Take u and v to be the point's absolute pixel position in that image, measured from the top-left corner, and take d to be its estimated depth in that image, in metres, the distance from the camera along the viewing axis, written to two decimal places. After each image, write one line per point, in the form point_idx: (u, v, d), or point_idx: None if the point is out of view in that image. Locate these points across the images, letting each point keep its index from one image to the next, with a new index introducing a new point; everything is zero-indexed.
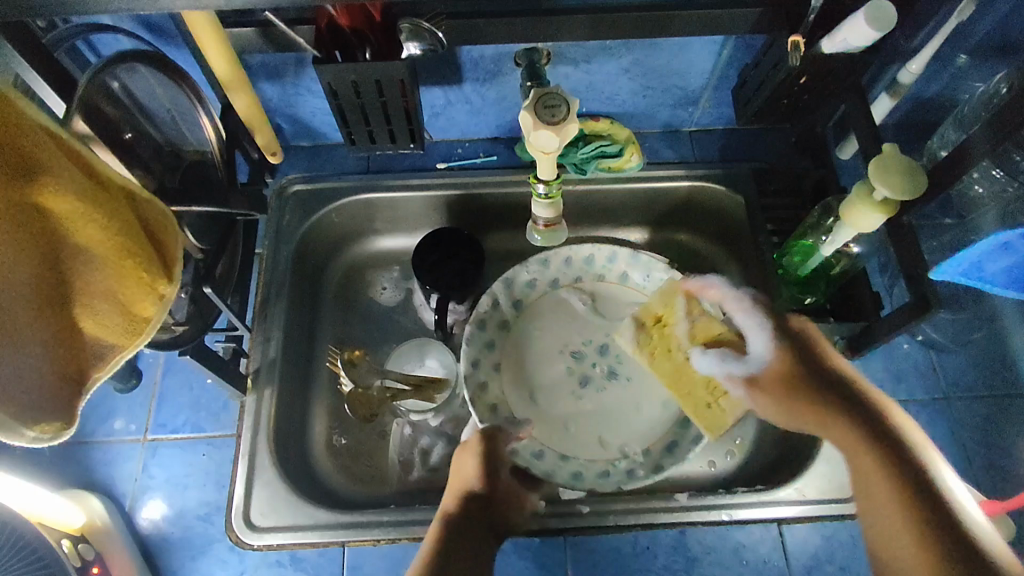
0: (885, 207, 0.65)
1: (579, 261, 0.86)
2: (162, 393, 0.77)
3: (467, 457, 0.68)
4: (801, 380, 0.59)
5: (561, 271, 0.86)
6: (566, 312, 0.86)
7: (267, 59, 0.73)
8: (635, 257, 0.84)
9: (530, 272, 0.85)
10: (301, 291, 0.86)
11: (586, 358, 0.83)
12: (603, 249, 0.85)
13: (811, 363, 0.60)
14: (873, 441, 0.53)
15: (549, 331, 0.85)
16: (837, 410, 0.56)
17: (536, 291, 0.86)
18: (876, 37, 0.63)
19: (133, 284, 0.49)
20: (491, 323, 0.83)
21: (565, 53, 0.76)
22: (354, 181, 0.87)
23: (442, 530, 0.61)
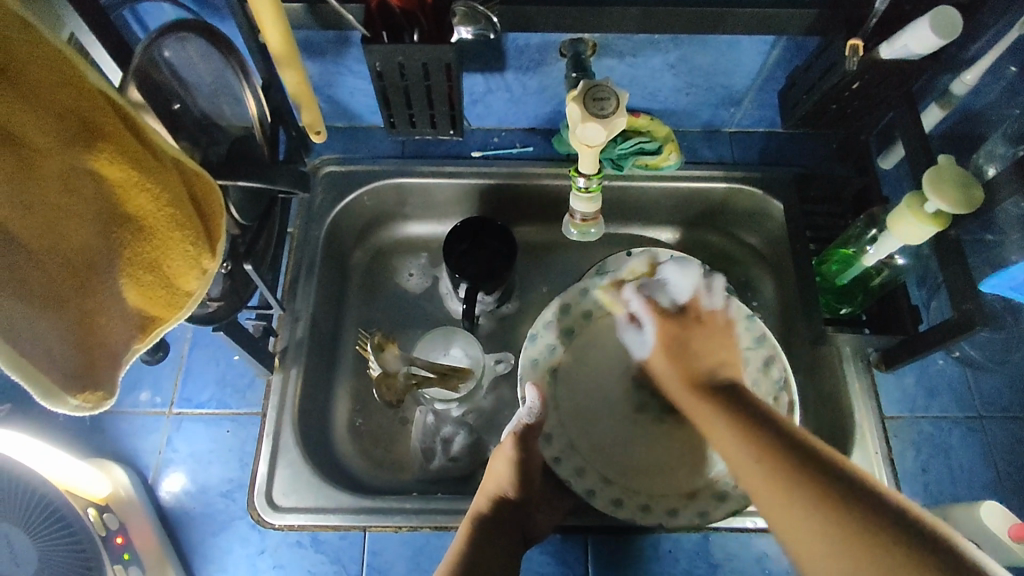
0: (937, 218, 0.63)
1: None
2: (189, 367, 0.77)
3: (501, 463, 0.68)
4: (674, 368, 0.69)
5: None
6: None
7: (310, 37, 0.73)
8: None
9: (603, 286, 0.80)
10: (330, 274, 0.86)
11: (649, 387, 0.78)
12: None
13: (682, 354, 0.70)
14: (755, 429, 0.59)
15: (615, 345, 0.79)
16: (715, 399, 0.64)
17: (609, 308, 0.80)
18: (937, 46, 0.62)
19: (180, 256, 0.50)
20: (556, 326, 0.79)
21: (612, 46, 0.75)
22: (388, 165, 0.87)
23: (472, 529, 0.65)
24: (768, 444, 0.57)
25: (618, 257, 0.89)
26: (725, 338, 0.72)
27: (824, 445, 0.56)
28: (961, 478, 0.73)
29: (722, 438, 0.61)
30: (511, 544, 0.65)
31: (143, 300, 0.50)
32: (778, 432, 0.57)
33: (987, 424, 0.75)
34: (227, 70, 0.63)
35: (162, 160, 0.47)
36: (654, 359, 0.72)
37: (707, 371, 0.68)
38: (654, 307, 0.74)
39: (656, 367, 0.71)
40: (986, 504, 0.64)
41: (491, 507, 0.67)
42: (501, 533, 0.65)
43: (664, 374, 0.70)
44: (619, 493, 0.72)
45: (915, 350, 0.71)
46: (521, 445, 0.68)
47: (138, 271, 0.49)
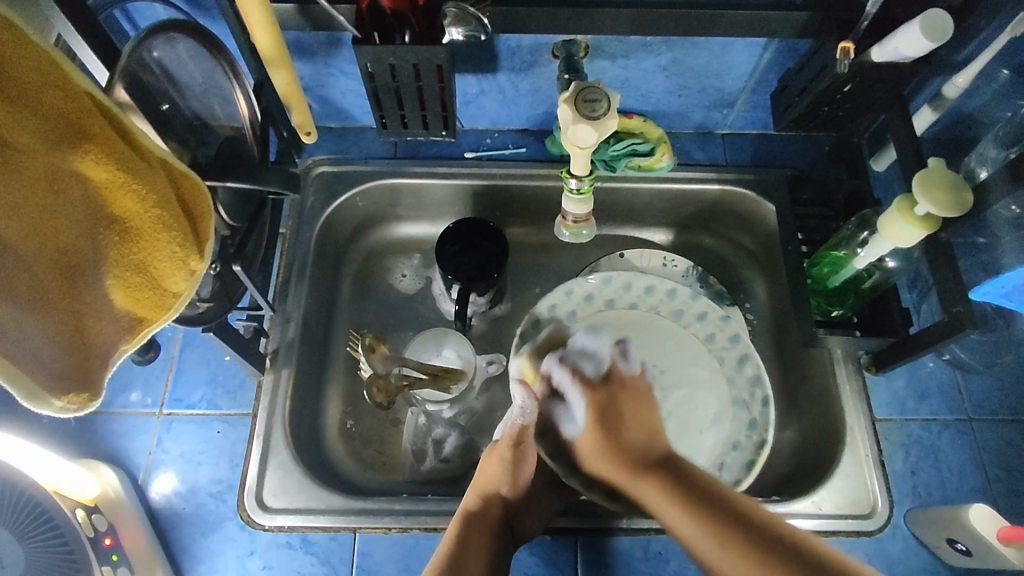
0: (926, 221, 0.64)
1: (638, 288, 0.86)
2: (179, 367, 0.77)
3: (493, 460, 0.70)
4: (618, 449, 0.61)
5: (618, 293, 0.86)
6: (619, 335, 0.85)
7: (301, 38, 0.72)
8: (695, 297, 0.86)
9: (589, 287, 0.86)
10: (322, 275, 0.86)
11: None
12: (666, 285, 0.86)
13: (614, 424, 0.62)
14: (690, 497, 0.55)
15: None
16: (656, 476, 0.58)
17: (593, 307, 0.86)
18: (928, 48, 0.62)
19: (167, 258, 0.49)
20: (546, 325, 0.84)
21: (604, 47, 0.75)
22: (380, 166, 0.87)
23: (459, 527, 0.64)
24: (744, 538, 0.52)
25: (612, 259, 0.89)
26: (651, 405, 0.64)
27: (765, 510, 0.54)
28: (950, 481, 0.73)
29: (654, 495, 0.57)
30: (498, 546, 0.65)
31: (130, 302, 0.50)
32: (716, 504, 0.55)
33: (977, 427, 0.75)
34: (217, 70, 0.63)
35: (149, 160, 0.46)
36: (592, 435, 0.62)
37: (645, 444, 0.61)
38: (580, 378, 0.66)
39: (589, 444, 0.62)
40: (973, 506, 0.64)
41: (482, 505, 0.67)
42: (492, 532, 0.65)
43: (616, 453, 0.60)
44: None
45: (907, 352, 0.71)
46: (518, 447, 0.70)
47: (125, 272, 0.49)
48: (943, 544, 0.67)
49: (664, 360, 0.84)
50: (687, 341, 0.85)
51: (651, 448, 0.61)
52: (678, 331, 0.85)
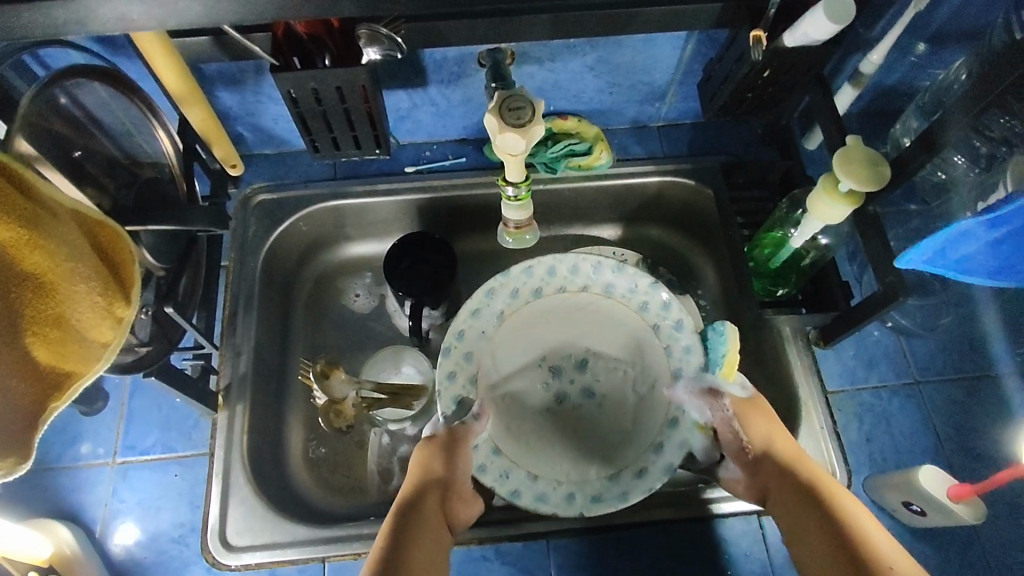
0: (851, 197, 0.64)
1: (563, 270, 0.80)
2: (130, 414, 0.75)
3: (432, 452, 0.66)
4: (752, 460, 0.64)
5: (545, 281, 0.80)
6: (547, 328, 0.80)
7: (223, 68, 0.73)
8: (621, 269, 0.79)
9: (512, 282, 0.79)
10: (270, 304, 0.85)
11: (563, 374, 0.78)
12: (588, 260, 0.80)
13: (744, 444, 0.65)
14: (820, 531, 0.54)
15: (528, 341, 0.79)
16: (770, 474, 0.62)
17: (520, 300, 0.79)
18: (835, 30, 0.62)
19: (89, 308, 0.49)
20: (470, 334, 0.77)
21: (530, 53, 0.76)
22: (320, 189, 0.87)
23: (393, 522, 0.58)
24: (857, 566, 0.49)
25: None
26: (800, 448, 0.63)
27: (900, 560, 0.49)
28: (903, 444, 0.75)
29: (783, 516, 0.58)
30: (437, 534, 0.59)
31: (55, 358, 0.48)
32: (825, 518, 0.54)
33: (924, 389, 0.78)
34: (134, 109, 0.63)
35: (54, 213, 0.46)
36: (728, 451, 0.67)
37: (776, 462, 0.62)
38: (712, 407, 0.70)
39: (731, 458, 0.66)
40: (924, 468, 0.66)
41: (421, 493, 0.62)
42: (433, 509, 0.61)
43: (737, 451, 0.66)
44: (543, 489, 0.71)
45: (852, 325, 0.72)
46: (450, 440, 0.68)
47: (45, 329, 0.47)
48: (900, 508, 0.69)
49: (591, 340, 0.79)
50: (620, 319, 0.80)
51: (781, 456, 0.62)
52: (609, 305, 0.80)
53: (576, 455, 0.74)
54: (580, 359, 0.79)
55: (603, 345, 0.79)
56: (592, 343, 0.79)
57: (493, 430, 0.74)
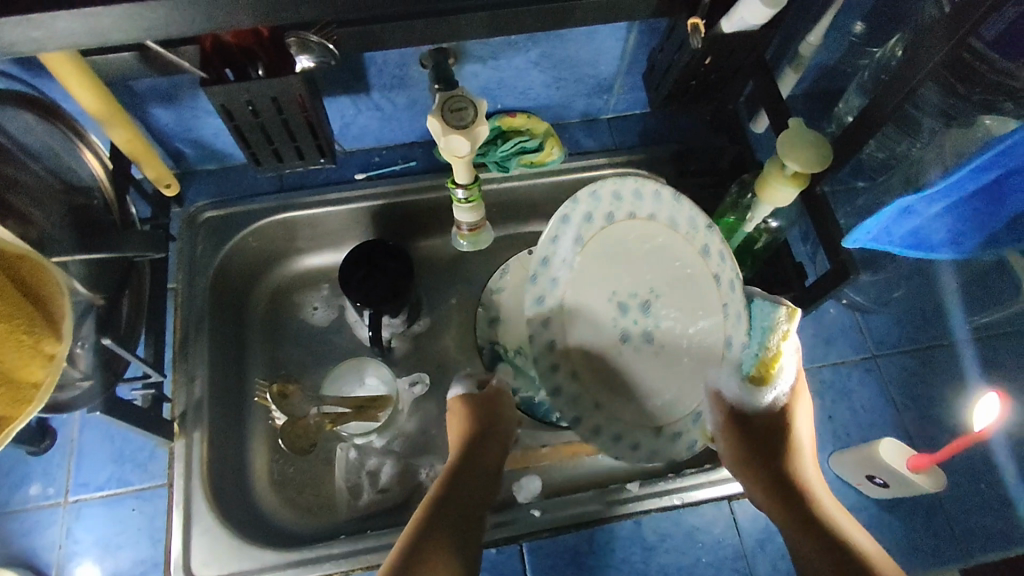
0: (797, 180, 0.65)
1: (629, 195, 0.69)
2: (80, 450, 0.72)
3: (454, 421, 0.73)
4: (747, 441, 0.70)
5: (616, 205, 0.69)
6: (621, 259, 0.71)
7: (156, 84, 0.70)
8: (678, 200, 0.70)
9: (581, 207, 0.67)
10: (222, 324, 0.82)
11: (626, 318, 0.71)
12: (648, 186, 0.69)
13: (739, 435, 0.71)
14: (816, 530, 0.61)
15: (601, 273, 0.70)
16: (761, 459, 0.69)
17: (592, 227, 0.69)
18: (770, 15, 0.63)
19: (12, 345, 0.46)
20: (545, 271, 0.68)
21: (471, 51, 0.75)
22: (268, 202, 0.84)
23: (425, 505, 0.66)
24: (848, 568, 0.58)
25: (521, 258, 0.87)
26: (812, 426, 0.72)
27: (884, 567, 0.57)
28: (864, 418, 0.76)
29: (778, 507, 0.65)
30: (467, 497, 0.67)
31: None
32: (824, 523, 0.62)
33: (881, 362, 0.79)
34: (58, 134, 0.61)
35: None
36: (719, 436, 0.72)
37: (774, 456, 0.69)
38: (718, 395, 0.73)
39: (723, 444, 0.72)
40: (883, 441, 0.67)
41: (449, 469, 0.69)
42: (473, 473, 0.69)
43: (722, 441, 0.72)
44: (597, 429, 0.70)
45: (804, 306, 0.73)
46: (479, 407, 0.73)
47: None
48: (864, 481, 0.70)
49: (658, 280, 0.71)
50: (687, 257, 0.72)
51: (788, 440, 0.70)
52: (679, 242, 0.71)
53: (633, 399, 0.72)
54: (645, 300, 0.71)
55: (668, 284, 0.72)
56: (660, 283, 0.72)
57: (552, 375, 0.70)
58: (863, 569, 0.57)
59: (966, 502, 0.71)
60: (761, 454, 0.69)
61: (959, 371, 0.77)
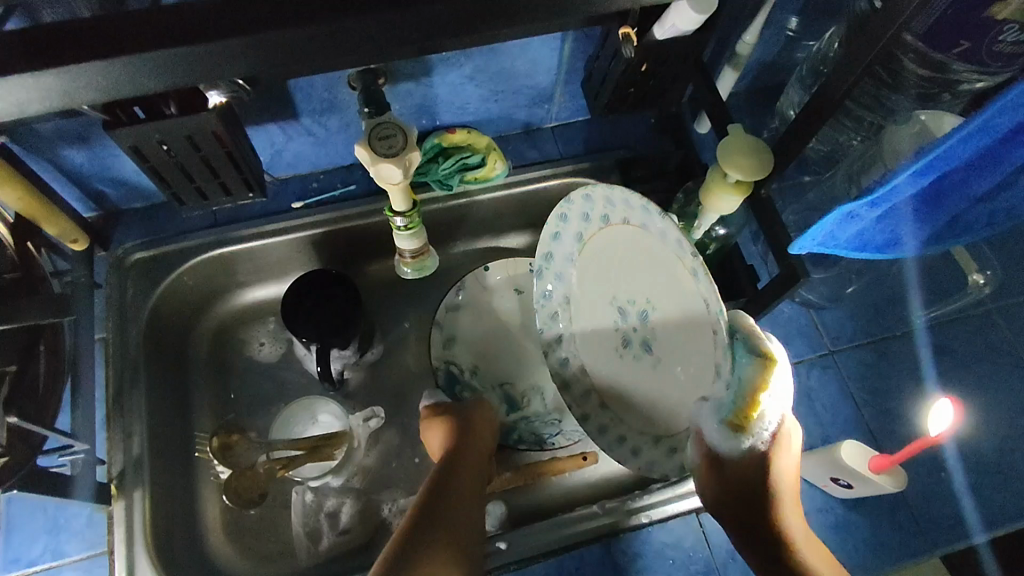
0: (739, 187, 0.64)
1: (603, 200, 0.68)
2: (9, 523, 0.67)
3: (438, 430, 0.71)
4: (725, 489, 0.60)
5: (606, 209, 0.68)
6: (621, 263, 0.68)
7: (61, 126, 0.65)
8: (635, 204, 0.65)
9: (572, 210, 0.70)
10: (160, 371, 0.78)
11: (628, 319, 0.69)
12: (614, 192, 0.67)
13: (730, 481, 0.60)
14: None
15: (606, 274, 0.70)
16: (738, 503, 0.60)
17: (592, 228, 0.70)
18: (701, 20, 0.61)
19: None
20: (552, 270, 0.74)
21: (401, 70, 0.71)
22: (200, 238, 0.80)
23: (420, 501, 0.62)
24: None
25: (476, 275, 0.87)
26: (795, 463, 0.61)
27: None
28: (826, 416, 0.76)
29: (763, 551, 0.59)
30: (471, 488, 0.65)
31: None
32: None
33: (838, 358, 0.79)
34: None
35: None
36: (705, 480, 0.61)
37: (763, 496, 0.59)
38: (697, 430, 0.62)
39: (704, 482, 0.62)
40: (845, 443, 0.66)
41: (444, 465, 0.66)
42: (459, 478, 0.65)
43: (702, 481, 0.62)
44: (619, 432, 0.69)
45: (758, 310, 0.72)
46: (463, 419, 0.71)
47: None
48: (829, 483, 0.69)
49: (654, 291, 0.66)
50: (661, 265, 0.64)
51: (769, 487, 0.59)
52: (651, 250, 0.65)
53: (653, 403, 0.68)
54: (644, 307, 0.67)
55: (665, 298, 0.65)
56: (658, 294, 0.65)
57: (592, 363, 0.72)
58: None
59: (928, 493, 0.71)
60: (749, 496, 0.59)
61: (914, 362, 0.78)
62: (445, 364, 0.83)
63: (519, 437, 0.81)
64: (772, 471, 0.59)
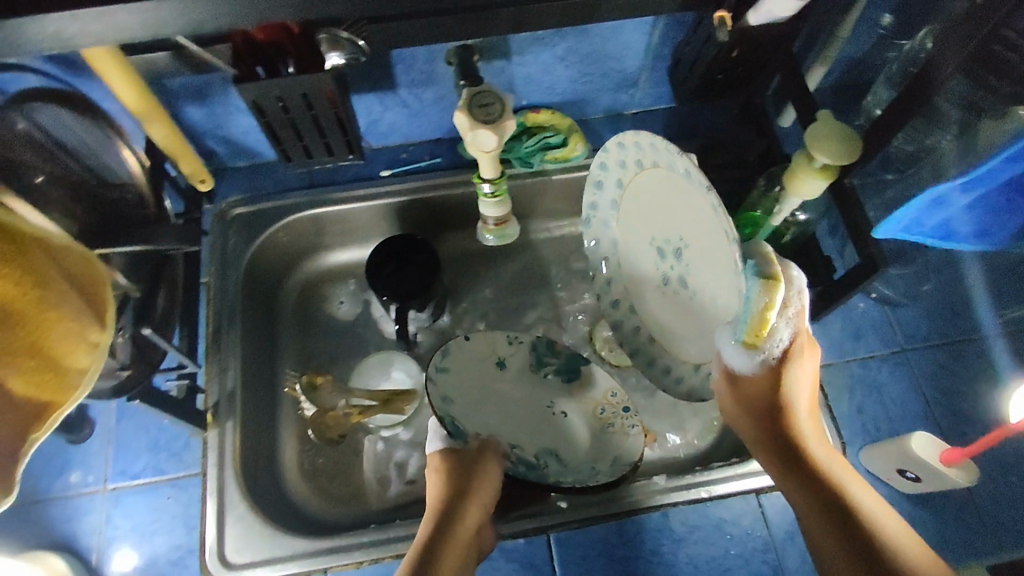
0: (825, 171, 0.65)
1: (635, 147, 0.74)
2: (118, 439, 0.74)
3: (434, 474, 0.70)
4: (744, 403, 0.66)
5: (639, 155, 0.74)
6: (656, 207, 0.75)
7: (188, 81, 0.71)
8: (661, 148, 0.71)
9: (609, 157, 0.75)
10: (253, 317, 0.84)
11: (666, 257, 0.76)
12: (644, 139, 0.72)
13: (750, 394, 0.65)
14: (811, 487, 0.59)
15: (646, 216, 0.77)
16: (756, 416, 0.65)
17: (631, 173, 0.76)
18: (797, 6, 0.62)
19: (59, 334, 0.46)
20: (602, 207, 0.79)
21: (498, 47, 0.75)
22: (297, 198, 0.86)
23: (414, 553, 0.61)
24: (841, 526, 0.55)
25: (458, 342, 0.78)
26: (811, 377, 0.65)
27: (885, 524, 0.54)
28: (895, 412, 0.75)
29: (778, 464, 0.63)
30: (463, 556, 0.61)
31: (31, 391, 0.45)
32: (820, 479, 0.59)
33: (911, 356, 0.78)
34: (98, 131, 0.64)
35: (18, 244, 0.42)
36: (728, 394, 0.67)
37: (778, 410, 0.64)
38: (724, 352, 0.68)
39: (727, 394, 0.67)
40: (915, 434, 0.66)
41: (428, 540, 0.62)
42: (464, 524, 0.64)
43: (726, 394, 0.68)
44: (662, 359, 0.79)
45: (833, 299, 0.73)
46: (453, 457, 0.70)
47: (22, 362, 0.44)
48: (895, 475, 0.69)
49: (687, 231, 0.71)
50: (692, 205, 0.69)
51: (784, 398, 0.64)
52: (680, 192, 0.71)
53: (687, 331, 0.76)
54: (679, 246, 0.74)
55: (696, 237, 0.70)
56: (692, 234, 0.71)
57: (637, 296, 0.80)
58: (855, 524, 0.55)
59: (1000, 496, 0.70)
60: (766, 408, 0.65)
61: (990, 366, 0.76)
62: (451, 421, 0.73)
63: (561, 479, 0.73)
64: (788, 384, 0.64)
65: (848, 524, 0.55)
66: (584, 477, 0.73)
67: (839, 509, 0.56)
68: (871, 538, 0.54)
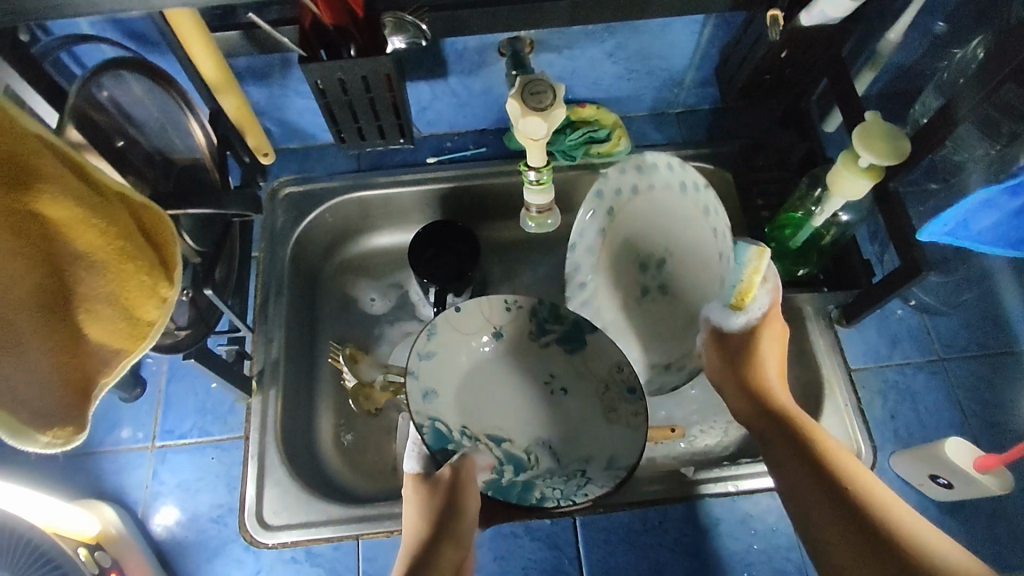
0: (872, 172, 0.65)
1: (637, 170, 0.76)
2: (167, 399, 0.78)
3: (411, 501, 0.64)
4: (727, 376, 0.69)
5: (640, 180, 0.77)
6: (649, 224, 0.80)
7: (253, 62, 0.75)
8: (676, 172, 0.76)
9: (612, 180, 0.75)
10: (298, 293, 0.87)
11: (646, 270, 0.81)
12: (654, 164, 0.76)
13: (733, 367, 0.69)
14: (798, 457, 0.58)
15: (635, 234, 0.80)
16: (738, 388, 0.68)
17: (623, 196, 0.77)
18: (849, 9, 0.63)
19: (135, 287, 0.50)
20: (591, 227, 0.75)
21: (549, 41, 0.77)
22: (345, 180, 0.89)
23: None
24: (834, 494, 0.54)
25: (447, 315, 0.74)
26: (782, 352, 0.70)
27: (873, 488, 0.54)
28: (928, 420, 0.75)
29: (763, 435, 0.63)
30: None
31: (105, 335, 0.50)
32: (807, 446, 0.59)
33: (948, 365, 0.78)
34: (170, 103, 0.67)
35: (109, 197, 0.48)
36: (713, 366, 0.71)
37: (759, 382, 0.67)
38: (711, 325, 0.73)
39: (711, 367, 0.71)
40: (950, 440, 0.66)
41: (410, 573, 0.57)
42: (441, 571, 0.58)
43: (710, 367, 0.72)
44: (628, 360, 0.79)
45: (872, 302, 0.73)
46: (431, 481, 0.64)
47: (96, 307, 0.49)
48: (926, 482, 0.69)
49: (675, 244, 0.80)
50: (688, 223, 0.79)
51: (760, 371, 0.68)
52: (680, 210, 0.79)
53: (660, 335, 0.82)
54: (661, 258, 0.81)
55: (682, 252, 0.81)
56: (680, 248, 0.80)
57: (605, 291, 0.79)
58: (845, 489, 0.54)
59: None
60: (747, 379, 0.68)
61: None
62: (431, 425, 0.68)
63: (548, 491, 0.68)
64: (763, 355, 0.68)
65: (841, 493, 0.54)
66: (566, 495, 0.68)
67: (829, 474, 0.56)
68: (863, 503, 0.52)
